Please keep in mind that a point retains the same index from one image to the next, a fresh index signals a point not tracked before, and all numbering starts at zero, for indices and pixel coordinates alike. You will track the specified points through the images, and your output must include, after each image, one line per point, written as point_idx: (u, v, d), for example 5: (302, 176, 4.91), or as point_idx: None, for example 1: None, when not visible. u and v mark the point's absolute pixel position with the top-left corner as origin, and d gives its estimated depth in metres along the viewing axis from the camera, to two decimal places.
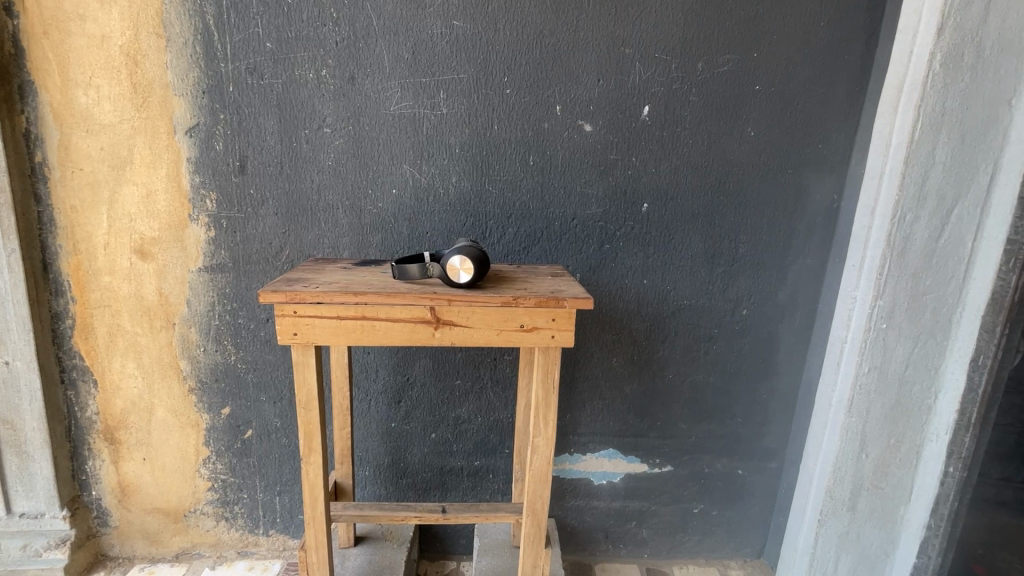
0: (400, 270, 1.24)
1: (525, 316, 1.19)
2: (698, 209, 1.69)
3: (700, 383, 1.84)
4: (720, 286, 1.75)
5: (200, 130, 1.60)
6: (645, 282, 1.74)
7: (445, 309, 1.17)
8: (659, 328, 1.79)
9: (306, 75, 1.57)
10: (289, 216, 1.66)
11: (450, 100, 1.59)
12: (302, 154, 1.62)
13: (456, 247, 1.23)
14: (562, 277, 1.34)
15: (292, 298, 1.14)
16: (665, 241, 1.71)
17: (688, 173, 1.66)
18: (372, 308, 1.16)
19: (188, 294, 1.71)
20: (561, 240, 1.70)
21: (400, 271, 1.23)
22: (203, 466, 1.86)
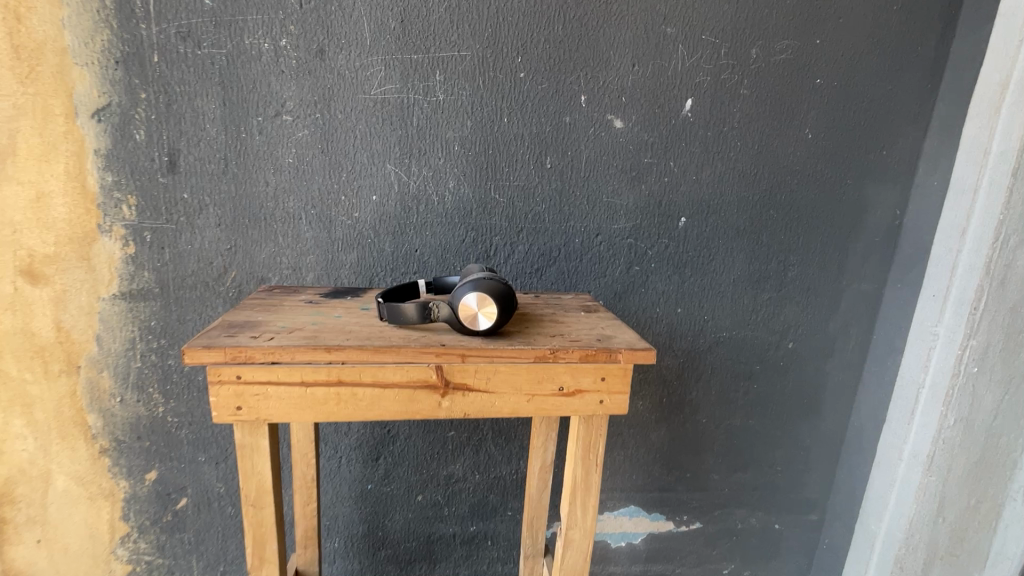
0: (391, 308, 0.89)
1: (567, 375, 0.87)
2: (743, 224, 1.41)
3: (737, 427, 1.57)
4: (764, 315, 1.48)
5: (112, 113, 1.19)
6: (679, 310, 1.45)
7: (456, 368, 0.83)
8: (693, 365, 1.50)
9: (259, 44, 1.19)
10: (235, 228, 1.28)
11: (449, 84, 1.26)
12: (253, 148, 1.24)
13: (469, 278, 0.89)
14: (602, 319, 1.04)
15: (235, 357, 0.78)
16: (705, 262, 1.42)
17: (734, 182, 1.38)
18: (354, 368, 0.81)
19: (98, 329, 1.30)
20: (581, 260, 1.39)
21: (391, 310, 0.89)
22: (120, 547, 1.45)
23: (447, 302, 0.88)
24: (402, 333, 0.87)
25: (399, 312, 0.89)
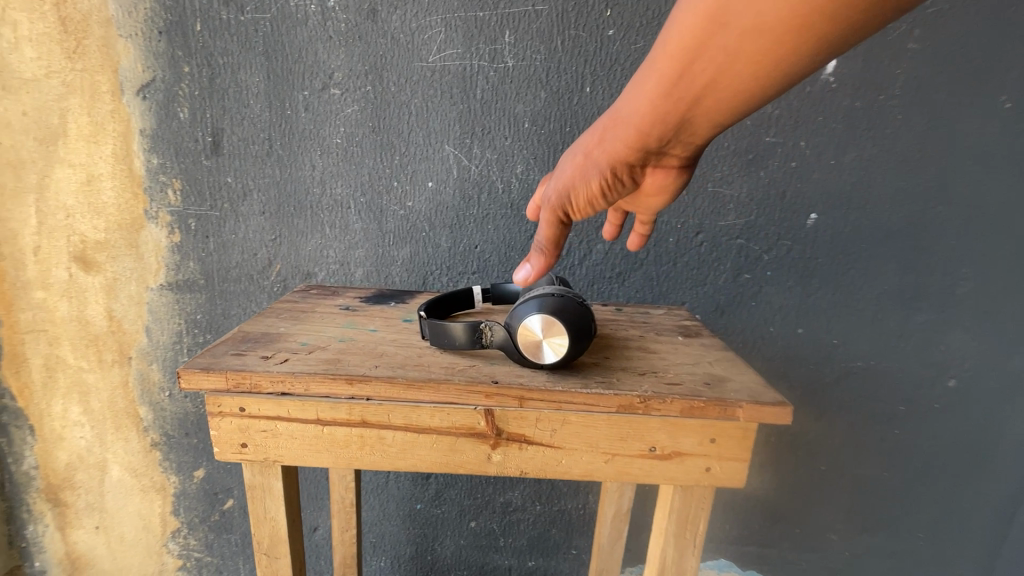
0: (434, 326, 0.70)
1: (661, 432, 0.64)
2: (897, 224, 1.08)
3: (865, 479, 1.25)
4: (917, 342, 1.14)
5: (156, 89, 1.10)
6: (800, 331, 1.15)
7: (512, 414, 0.63)
8: (813, 399, 1.19)
9: (306, 7, 1.04)
10: (280, 216, 1.16)
11: (519, 47, 1.03)
12: (299, 127, 1.10)
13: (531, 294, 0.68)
14: (708, 351, 0.79)
15: (238, 386, 0.62)
16: (839, 272, 1.11)
17: (890, 169, 1.05)
18: (381, 406, 0.63)
19: (147, 320, 1.24)
20: (676, 264, 1.13)
21: (433, 331, 0.70)
22: (171, 541, 1.42)
23: (504, 324, 0.68)
24: (446, 361, 0.68)
25: (443, 332, 0.70)
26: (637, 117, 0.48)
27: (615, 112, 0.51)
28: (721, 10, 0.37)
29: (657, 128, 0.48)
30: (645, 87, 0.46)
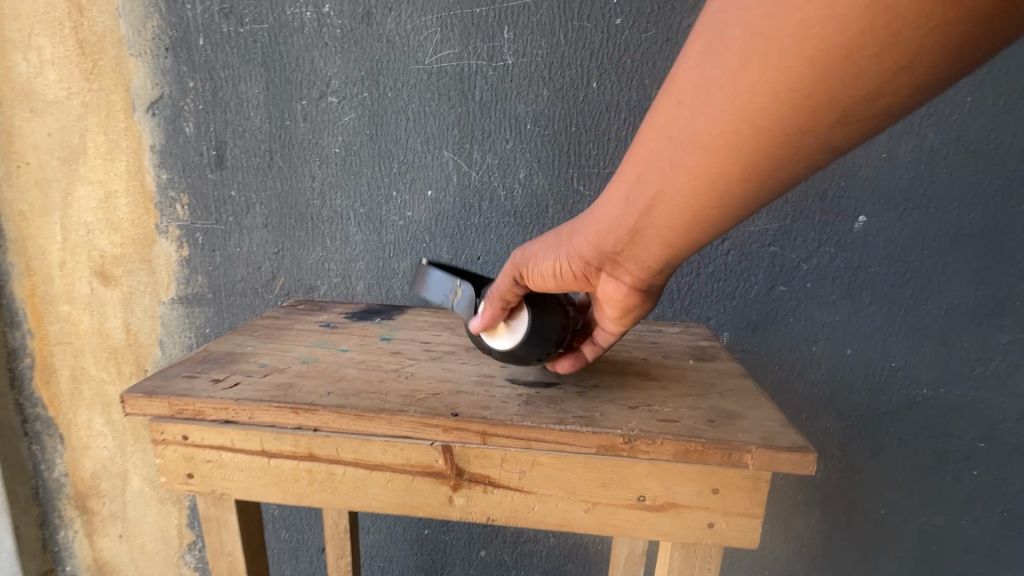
0: (434, 266, 0.66)
1: (651, 478, 0.54)
2: (969, 227, 0.91)
3: (934, 524, 1.06)
4: (998, 368, 0.96)
5: (163, 105, 1.09)
6: (849, 352, 0.99)
7: (473, 452, 0.55)
8: (867, 432, 1.03)
9: (301, 14, 1.01)
10: (282, 229, 1.13)
11: (519, 42, 0.96)
12: (298, 138, 1.07)
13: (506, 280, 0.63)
14: (721, 378, 0.67)
15: (181, 412, 0.58)
16: (896, 283, 0.95)
17: (957, 162, 0.89)
18: (328, 440, 0.57)
19: (160, 334, 1.24)
20: (698, 275, 1.00)
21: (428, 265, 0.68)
22: (188, 552, 1.43)
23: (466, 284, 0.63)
24: (408, 388, 0.61)
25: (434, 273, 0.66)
26: (607, 220, 0.49)
27: (592, 213, 0.52)
28: (702, 125, 0.39)
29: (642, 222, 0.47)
30: (618, 193, 0.48)
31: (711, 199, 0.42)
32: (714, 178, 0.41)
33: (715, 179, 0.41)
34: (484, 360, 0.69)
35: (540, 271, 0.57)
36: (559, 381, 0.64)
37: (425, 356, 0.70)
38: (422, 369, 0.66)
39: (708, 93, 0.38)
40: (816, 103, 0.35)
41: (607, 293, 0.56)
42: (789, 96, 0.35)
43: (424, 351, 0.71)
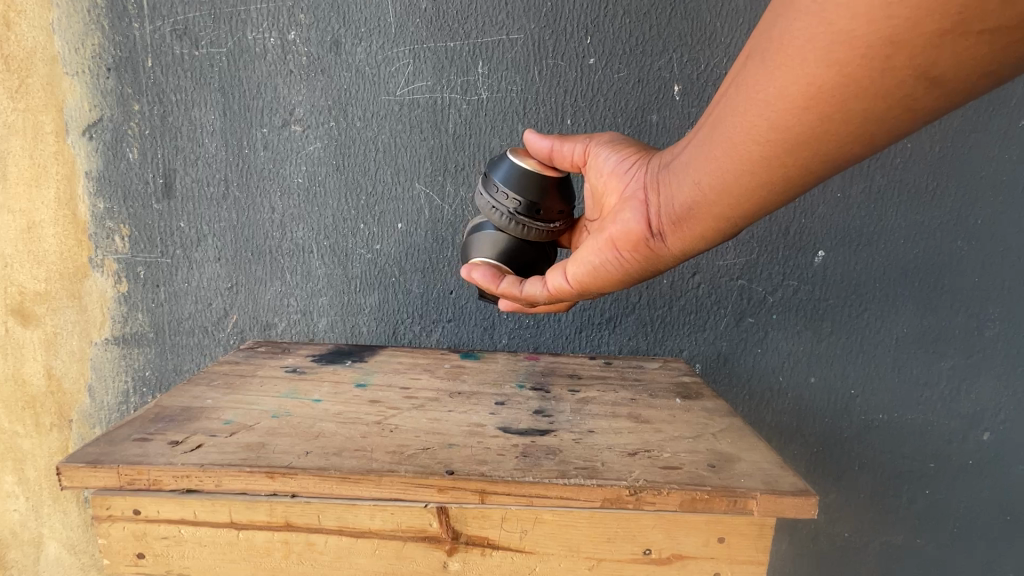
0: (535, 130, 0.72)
1: (656, 530, 0.53)
2: (914, 261, 0.98)
3: (897, 545, 1.09)
4: (945, 393, 1.02)
5: (103, 128, 1.00)
6: (813, 381, 1.03)
7: (471, 514, 0.53)
8: (834, 458, 1.06)
9: (264, 40, 0.96)
10: (236, 263, 1.05)
11: (494, 77, 0.95)
12: (257, 167, 1.01)
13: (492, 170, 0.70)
14: (711, 418, 0.66)
15: (132, 483, 0.51)
16: (853, 314, 1.00)
17: (902, 202, 0.96)
18: (308, 507, 0.53)
19: (89, 379, 1.11)
20: (671, 308, 1.02)
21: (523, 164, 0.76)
22: None
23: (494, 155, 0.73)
24: (395, 443, 0.56)
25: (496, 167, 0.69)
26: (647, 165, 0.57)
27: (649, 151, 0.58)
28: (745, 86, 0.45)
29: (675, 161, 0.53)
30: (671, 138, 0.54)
31: (746, 150, 0.46)
32: (755, 128, 0.45)
33: (757, 129, 0.45)
34: (471, 407, 0.65)
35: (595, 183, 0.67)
36: (553, 428, 0.61)
37: (407, 404, 0.65)
38: (406, 420, 0.61)
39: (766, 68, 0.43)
40: (853, 84, 0.40)
41: (621, 219, 0.58)
42: (834, 72, 0.40)
43: (406, 398, 0.67)
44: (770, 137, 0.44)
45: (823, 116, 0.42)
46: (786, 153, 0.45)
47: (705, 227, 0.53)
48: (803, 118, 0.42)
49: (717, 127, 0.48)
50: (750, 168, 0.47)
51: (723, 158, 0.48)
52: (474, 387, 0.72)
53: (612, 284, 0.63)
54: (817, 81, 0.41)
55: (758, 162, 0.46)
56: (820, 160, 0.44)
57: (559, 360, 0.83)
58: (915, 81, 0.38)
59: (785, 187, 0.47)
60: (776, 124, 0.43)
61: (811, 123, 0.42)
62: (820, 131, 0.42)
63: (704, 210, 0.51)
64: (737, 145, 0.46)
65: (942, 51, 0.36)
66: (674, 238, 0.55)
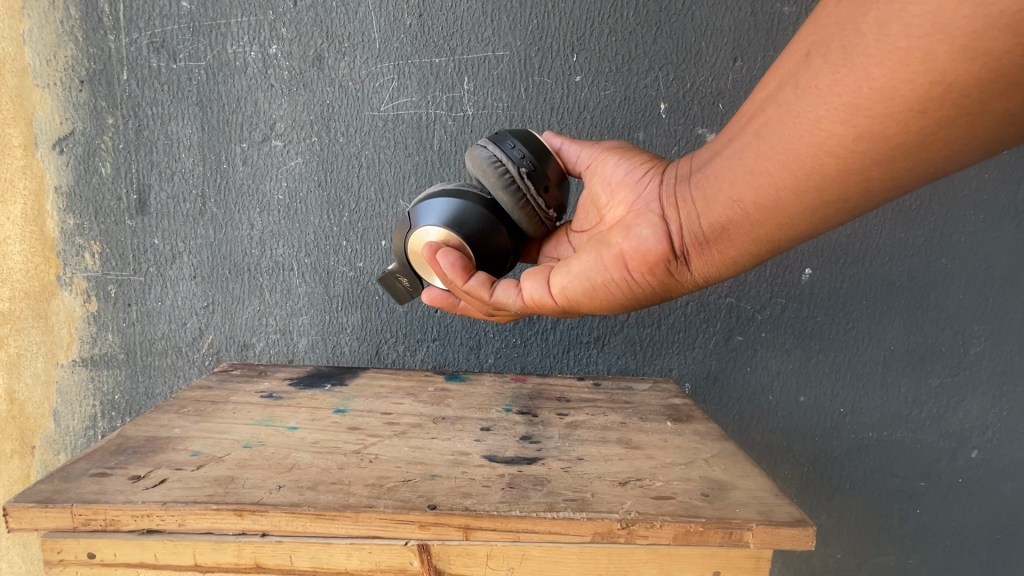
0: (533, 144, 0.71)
1: (649, 564, 0.51)
2: (900, 279, 0.98)
3: (888, 566, 1.08)
4: (934, 410, 1.02)
5: (75, 142, 0.96)
6: (802, 400, 1.02)
7: (454, 551, 0.51)
8: (825, 478, 1.04)
9: (244, 53, 0.94)
10: (212, 281, 1.01)
11: (479, 94, 0.94)
12: (236, 182, 0.98)
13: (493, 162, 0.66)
14: (704, 442, 0.64)
15: (87, 524, 0.48)
16: (841, 331, 1.00)
17: (886, 220, 0.96)
18: (280, 546, 0.49)
19: (55, 403, 1.05)
20: (660, 326, 1.00)
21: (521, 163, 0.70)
22: None
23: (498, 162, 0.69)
24: (374, 475, 0.53)
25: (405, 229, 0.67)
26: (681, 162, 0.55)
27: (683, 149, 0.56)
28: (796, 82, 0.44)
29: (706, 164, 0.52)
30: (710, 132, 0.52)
31: (781, 172, 0.46)
32: (792, 142, 0.44)
33: (798, 147, 0.44)
34: (456, 435, 0.62)
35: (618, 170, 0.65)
36: (542, 457, 0.59)
37: (388, 432, 0.62)
38: (387, 449, 0.58)
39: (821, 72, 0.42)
40: (901, 100, 0.38)
41: (636, 235, 0.56)
42: (887, 85, 0.38)
43: (387, 425, 0.64)
44: (813, 164, 0.44)
45: (872, 138, 0.40)
46: (826, 176, 0.44)
47: (734, 249, 0.52)
48: (852, 136, 0.41)
49: (749, 147, 0.48)
50: (783, 190, 0.46)
51: (757, 176, 0.47)
52: (460, 411, 0.69)
53: (618, 304, 0.61)
54: (874, 95, 0.39)
55: (793, 180, 0.45)
56: (857, 192, 0.44)
57: (547, 381, 0.81)
58: (965, 115, 0.37)
59: (817, 215, 0.47)
60: (818, 139, 0.42)
61: (859, 147, 0.41)
62: (856, 161, 0.42)
63: (735, 229, 0.51)
64: (771, 161, 0.46)
65: (996, 92, 0.35)
66: (697, 261, 0.55)
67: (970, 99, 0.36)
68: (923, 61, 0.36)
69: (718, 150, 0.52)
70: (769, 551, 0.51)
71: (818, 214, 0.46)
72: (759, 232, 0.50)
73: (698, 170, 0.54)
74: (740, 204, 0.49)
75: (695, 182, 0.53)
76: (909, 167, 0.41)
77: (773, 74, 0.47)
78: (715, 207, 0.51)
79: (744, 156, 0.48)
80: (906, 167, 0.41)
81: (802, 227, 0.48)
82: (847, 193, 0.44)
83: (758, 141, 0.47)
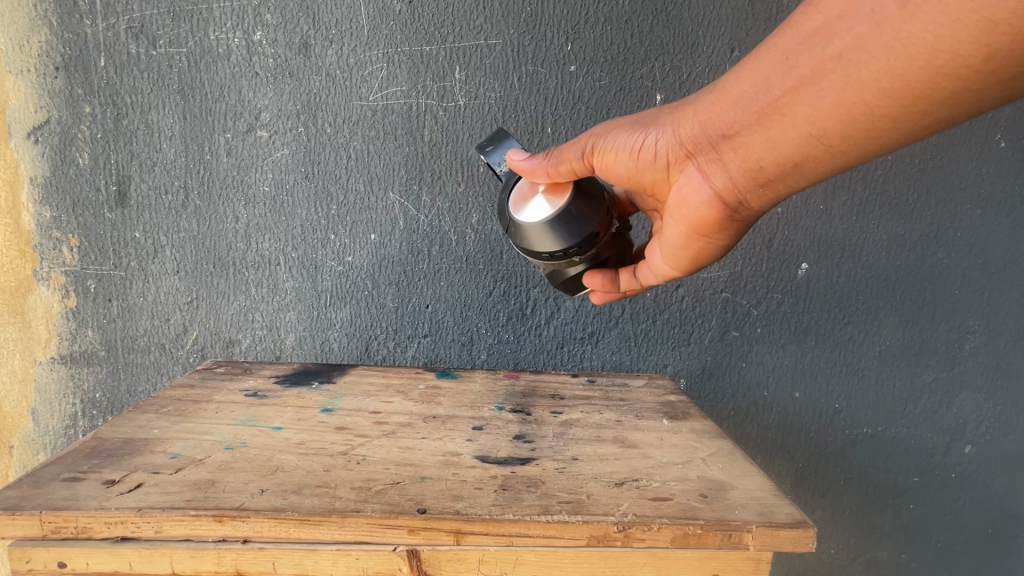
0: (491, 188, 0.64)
1: (647, 568, 0.50)
2: (896, 274, 0.97)
3: (881, 562, 1.07)
4: (927, 405, 1.01)
5: (51, 132, 0.93)
6: (797, 396, 1.01)
7: (446, 556, 0.49)
8: (819, 473, 1.04)
9: (228, 40, 0.91)
10: (196, 276, 0.98)
11: (471, 84, 0.92)
12: (220, 174, 0.95)
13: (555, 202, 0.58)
14: (701, 441, 0.63)
15: (57, 532, 0.46)
16: (837, 326, 0.99)
17: (884, 214, 0.95)
18: (262, 554, 0.47)
19: (33, 401, 1.02)
20: (655, 321, 0.99)
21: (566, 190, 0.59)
22: None
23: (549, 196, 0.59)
24: (362, 477, 0.51)
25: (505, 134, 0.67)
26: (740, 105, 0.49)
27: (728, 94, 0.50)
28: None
29: (779, 101, 0.47)
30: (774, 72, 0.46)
31: (873, 103, 0.42)
32: (889, 72, 0.41)
33: (903, 72, 0.40)
34: (447, 434, 0.60)
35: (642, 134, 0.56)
36: (535, 457, 0.57)
37: (376, 431, 0.60)
38: (375, 449, 0.56)
39: None
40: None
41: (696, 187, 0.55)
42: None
43: (375, 424, 0.62)
44: (917, 90, 0.40)
45: (993, 57, 0.37)
46: (933, 99, 0.40)
47: (806, 182, 0.50)
48: (981, 57, 0.37)
49: (826, 78, 0.43)
50: (861, 119, 0.43)
51: (841, 111, 0.44)
52: (451, 410, 0.67)
53: (708, 255, 0.62)
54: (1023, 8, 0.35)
55: (890, 108, 0.42)
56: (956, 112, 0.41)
57: (541, 378, 0.79)
58: None
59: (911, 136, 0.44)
60: (935, 63, 0.39)
61: (986, 67, 0.38)
62: (972, 81, 0.39)
63: (811, 165, 0.48)
64: (861, 94, 0.42)
65: None
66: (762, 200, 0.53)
67: None
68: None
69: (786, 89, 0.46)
70: (769, 553, 0.50)
71: (914, 135, 0.44)
72: (837, 165, 0.47)
73: (751, 112, 0.48)
74: (820, 140, 0.46)
75: (749, 124, 0.49)
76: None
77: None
78: (787, 147, 0.48)
79: (821, 89, 0.44)
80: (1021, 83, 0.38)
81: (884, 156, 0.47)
82: (954, 113, 0.41)
83: (841, 68, 0.42)
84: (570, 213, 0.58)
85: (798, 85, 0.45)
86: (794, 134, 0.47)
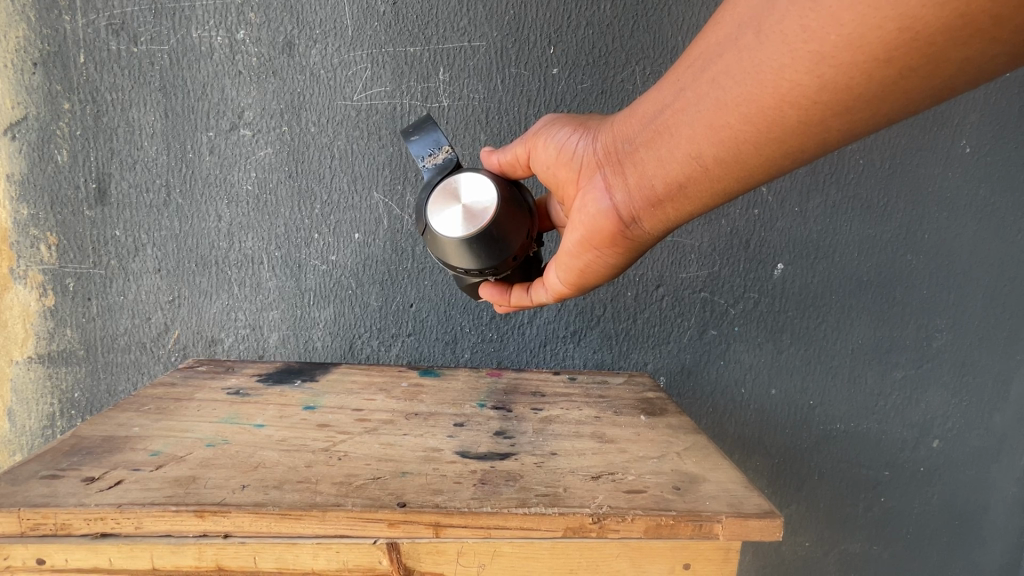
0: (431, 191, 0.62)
1: (620, 558, 0.51)
2: (867, 274, 1.00)
3: (855, 554, 1.11)
4: (896, 401, 1.05)
5: (28, 128, 0.92)
6: (773, 393, 1.03)
7: (425, 549, 0.50)
8: (795, 468, 1.06)
9: (210, 38, 0.91)
10: (178, 274, 0.98)
11: (455, 85, 0.93)
12: (203, 172, 0.94)
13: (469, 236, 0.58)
14: (676, 436, 0.64)
15: (36, 529, 0.46)
16: (811, 325, 1.01)
17: (855, 216, 0.98)
18: (244, 548, 0.48)
19: (9, 402, 1.00)
20: (636, 320, 1.00)
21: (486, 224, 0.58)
22: None
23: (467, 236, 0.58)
24: (343, 473, 0.52)
25: (432, 124, 0.65)
26: (640, 119, 0.52)
27: (633, 110, 0.53)
28: (756, 28, 0.42)
29: (665, 118, 0.49)
30: (667, 90, 0.50)
31: (738, 126, 0.45)
32: (750, 97, 0.44)
33: (761, 97, 0.43)
34: (429, 431, 0.61)
35: (563, 139, 0.59)
36: (514, 452, 0.58)
37: (359, 428, 0.61)
38: (356, 446, 0.57)
39: (782, 25, 0.41)
40: (867, 48, 0.38)
41: (593, 200, 0.56)
42: (856, 30, 0.37)
43: (358, 422, 0.62)
44: (774, 116, 0.43)
45: (832, 89, 0.40)
46: (786, 126, 0.44)
47: (691, 204, 0.52)
48: (816, 87, 0.41)
49: (705, 99, 0.46)
50: (733, 141, 0.46)
51: (714, 131, 0.47)
52: (433, 407, 0.68)
53: (596, 276, 0.62)
54: (841, 42, 0.38)
55: (753, 132, 0.45)
56: (809, 143, 0.44)
57: (522, 376, 0.80)
58: (928, 65, 0.37)
59: (773, 166, 0.47)
60: (780, 90, 0.42)
61: (822, 98, 0.41)
62: (817, 112, 0.42)
63: (694, 186, 0.50)
64: (730, 117, 0.45)
65: (953, 40, 0.36)
66: (650, 219, 0.55)
67: (935, 48, 0.36)
68: (894, 6, 0.36)
69: (673, 108, 0.49)
70: (738, 543, 0.52)
71: (777, 161, 0.47)
72: (715, 189, 0.50)
73: (644, 127, 0.51)
74: (699, 160, 0.48)
75: (644, 140, 0.51)
76: (866, 120, 0.42)
77: (723, 14, 0.45)
78: (672, 165, 0.50)
79: (700, 108, 0.47)
80: (864, 118, 0.41)
81: (756, 182, 0.49)
82: (806, 143, 0.44)
83: (714, 91, 0.46)
84: (488, 236, 0.59)
85: (683, 105, 0.48)
86: (677, 152, 0.49)
